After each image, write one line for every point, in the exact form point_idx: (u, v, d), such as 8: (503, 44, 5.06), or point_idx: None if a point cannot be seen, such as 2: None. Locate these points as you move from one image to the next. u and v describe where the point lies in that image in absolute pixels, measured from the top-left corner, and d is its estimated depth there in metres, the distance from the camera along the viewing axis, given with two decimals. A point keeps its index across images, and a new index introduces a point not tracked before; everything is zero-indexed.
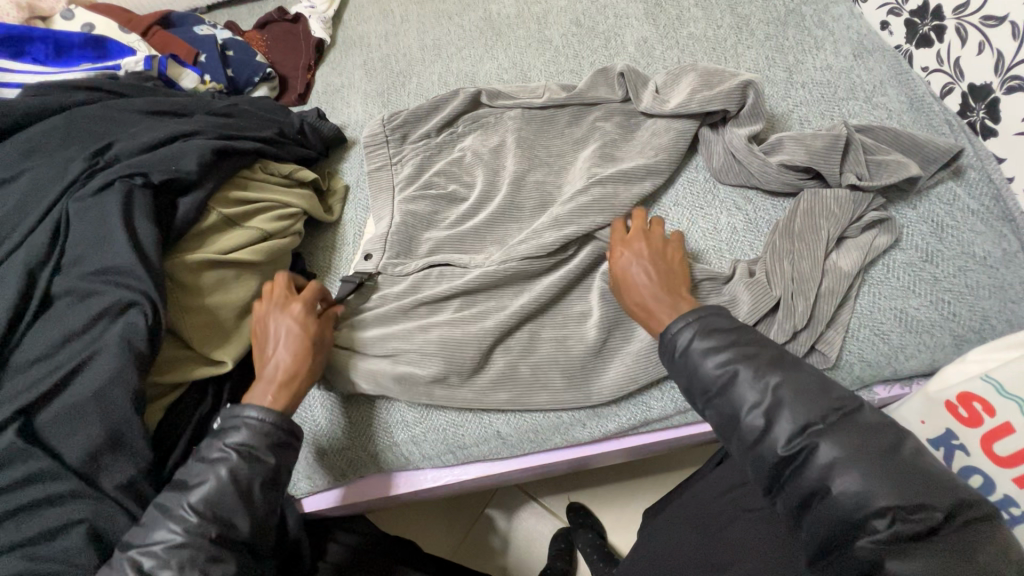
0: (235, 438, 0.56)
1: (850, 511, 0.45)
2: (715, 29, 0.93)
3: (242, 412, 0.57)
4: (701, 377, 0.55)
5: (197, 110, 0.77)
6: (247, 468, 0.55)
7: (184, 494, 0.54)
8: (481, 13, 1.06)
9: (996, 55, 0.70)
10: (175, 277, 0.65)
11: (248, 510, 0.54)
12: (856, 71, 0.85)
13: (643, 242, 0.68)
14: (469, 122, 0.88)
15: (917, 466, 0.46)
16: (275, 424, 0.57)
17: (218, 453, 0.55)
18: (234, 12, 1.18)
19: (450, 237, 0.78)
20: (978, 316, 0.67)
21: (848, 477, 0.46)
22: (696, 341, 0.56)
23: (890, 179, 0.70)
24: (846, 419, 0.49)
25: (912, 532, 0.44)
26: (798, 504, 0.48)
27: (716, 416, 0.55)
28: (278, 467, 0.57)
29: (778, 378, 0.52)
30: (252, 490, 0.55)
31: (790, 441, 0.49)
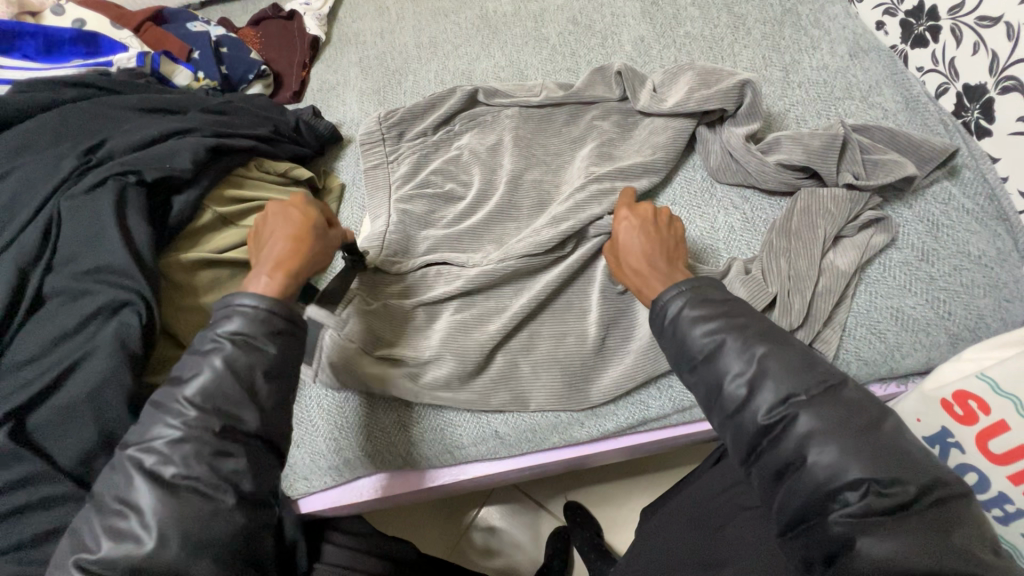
0: (230, 327, 0.51)
1: (824, 483, 0.45)
2: (712, 28, 0.93)
3: (235, 300, 0.52)
4: (688, 345, 0.55)
5: (190, 107, 0.76)
6: (245, 357, 0.49)
7: (180, 389, 0.48)
8: (477, 11, 1.06)
9: (991, 55, 0.70)
10: (170, 275, 0.65)
11: (254, 403, 0.49)
12: (852, 71, 0.85)
13: (647, 211, 0.68)
14: (466, 120, 0.88)
15: (894, 443, 0.45)
16: (271, 312, 0.52)
17: (212, 344, 0.50)
18: (227, 9, 1.17)
19: (448, 235, 0.77)
20: (973, 315, 0.67)
21: (825, 448, 0.45)
22: (686, 309, 0.56)
23: (886, 179, 0.70)
24: (830, 393, 0.48)
25: (884, 506, 0.43)
26: (772, 474, 0.48)
27: (698, 385, 0.54)
28: (280, 358, 0.51)
29: (764, 348, 0.51)
30: (254, 382, 0.49)
31: (771, 411, 0.49)
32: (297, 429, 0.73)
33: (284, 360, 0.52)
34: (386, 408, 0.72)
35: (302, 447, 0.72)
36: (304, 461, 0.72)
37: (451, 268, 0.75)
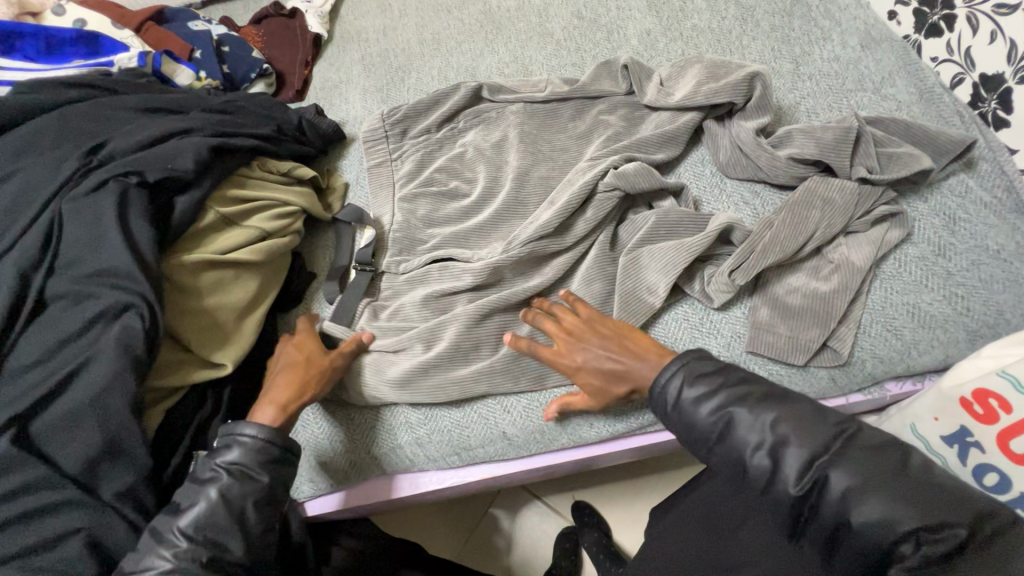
0: (229, 456, 0.56)
1: (877, 542, 0.44)
2: (719, 20, 0.91)
3: (237, 430, 0.57)
4: (697, 425, 0.54)
5: (192, 107, 0.75)
6: (239, 487, 0.54)
7: (175, 519, 0.53)
8: (480, 5, 1.04)
9: (1009, 45, 0.68)
10: (172, 278, 0.64)
11: (241, 531, 0.54)
12: (864, 62, 0.83)
13: (567, 332, 0.65)
14: (470, 118, 0.86)
15: (930, 481, 0.44)
16: (269, 441, 0.56)
17: (211, 473, 0.55)
18: (229, 8, 1.16)
19: (455, 234, 0.77)
20: (993, 310, 0.66)
21: (867, 506, 0.44)
22: (685, 389, 0.55)
23: (901, 173, 0.69)
24: (850, 442, 0.47)
25: (942, 552, 0.42)
26: (825, 539, 0.47)
27: (722, 463, 0.53)
28: (273, 485, 0.56)
29: (773, 413, 0.50)
30: (244, 511, 0.54)
31: (801, 477, 0.47)
32: (301, 431, 0.72)
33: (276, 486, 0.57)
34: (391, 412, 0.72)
35: (307, 448, 0.71)
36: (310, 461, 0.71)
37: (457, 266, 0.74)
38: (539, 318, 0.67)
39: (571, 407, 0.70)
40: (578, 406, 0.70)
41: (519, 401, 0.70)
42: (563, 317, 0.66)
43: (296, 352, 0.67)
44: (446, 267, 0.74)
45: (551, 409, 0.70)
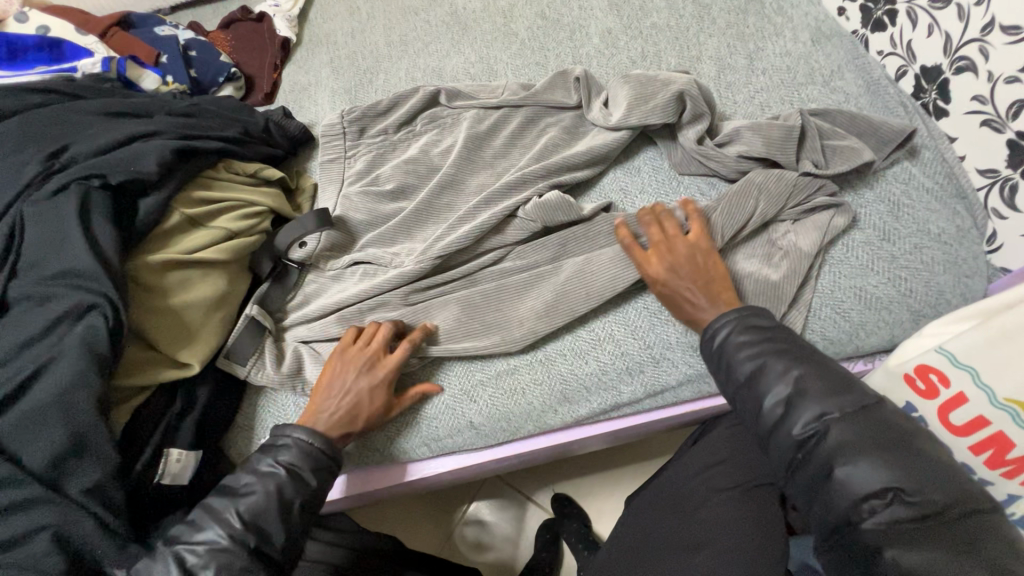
0: (285, 456, 0.60)
1: (852, 494, 0.49)
2: (677, 18, 0.94)
3: (295, 433, 0.61)
4: (731, 368, 0.59)
5: (157, 110, 0.76)
6: (292, 485, 0.59)
7: (233, 501, 0.58)
8: (446, 8, 1.06)
9: (944, 37, 0.72)
10: (137, 277, 0.65)
11: (284, 524, 0.58)
12: (815, 56, 0.86)
13: (660, 252, 0.67)
14: (426, 121, 0.88)
15: (928, 461, 0.49)
16: (322, 449, 0.62)
17: (269, 468, 0.60)
18: (197, 12, 1.17)
19: (404, 222, 0.79)
20: (935, 291, 0.69)
21: (854, 462, 0.49)
22: (734, 335, 0.60)
23: (843, 167, 0.72)
24: (864, 411, 0.52)
25: (909, 515, 0.47)
26: (809, 485, 0.52)
27: (740, 405, 0.59)
28: (318, 491, 0.61)
29: (800, 371, 0.55)
30: (292, 508, 0.59)
31: (806, 426, 0.53)
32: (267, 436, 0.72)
33: (320, 492, 0.61)
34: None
35: None
36: None
37: (378, 269, 0.76)
38: (650, 218, 0.70)
39: (535, 396, 0.72)
40: (542, 393, 0.72)
41: (485, 390, 0.72)
42: (666, 225, 0.69)
43: (370, 386, 0.66)
44: (400, 256, 0.76)
45: (515, 397, 0.72)
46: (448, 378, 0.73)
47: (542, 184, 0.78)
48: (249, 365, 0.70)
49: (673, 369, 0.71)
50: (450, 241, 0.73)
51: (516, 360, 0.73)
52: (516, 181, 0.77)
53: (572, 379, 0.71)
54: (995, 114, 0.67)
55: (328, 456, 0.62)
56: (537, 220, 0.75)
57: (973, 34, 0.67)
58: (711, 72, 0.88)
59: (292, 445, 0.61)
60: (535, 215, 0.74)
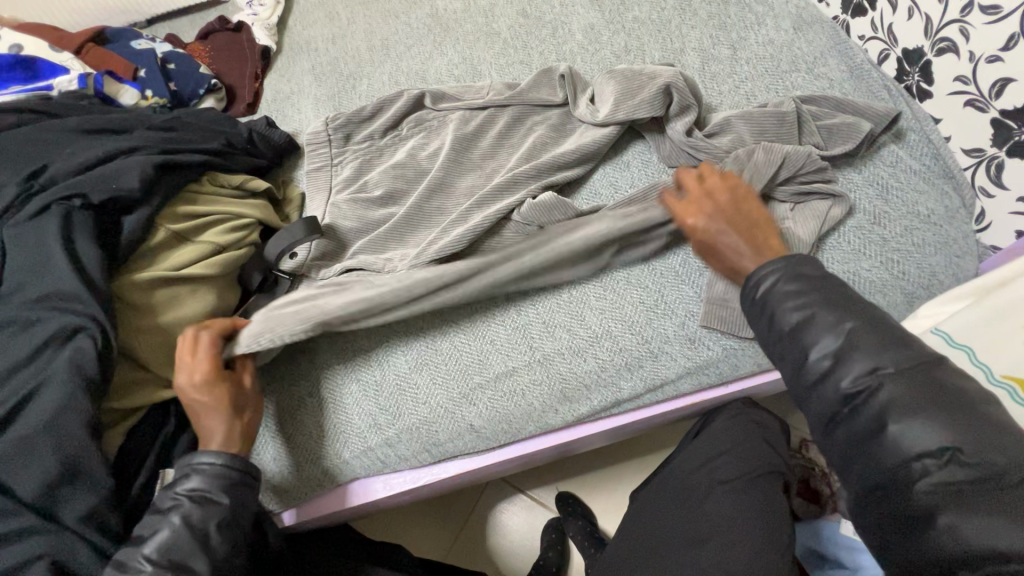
0: (189, 484, 0.57)
1: (901, 453, 0.45)
2: (659, 12, 0.94)
3: (196, 459, 0.58)
4: (775, 319, 0.54)
5: (136, 125, 0.74)
6: (201, 512, 0.56)
7: (140, 546, 0.54)
8: (427, 10, 1.05)
9: (925, 19, 0.72)
10: (124, 296, 0.64)
11: (207, 554, 0.55)
12: (797, 43, 0.86)
13: (702, 206, 0.65)
14: (412, 124, 0.87)
15: (994, 424, 0.44)
16: (228, 465, 0.58)
17: (172, 501, 0.56)
18: (175, 25, 1.15)
19: (394, 228, 0.78)
20: (928, 273, 0.69)
21: (908, 418, 0.45)
22: (780, 284, 0.54)
23: (845, 146, 0.73)
24: (921, 368, 0.47)
25: (968, 477, 0.43)
26: (852, 443, 0.48)
27: (783, 359, 0.54)
28: (234, 507, 0.58)
29: (852, 323, 0.50)
30: (208, 534, 0.55)
31: (856, 380, 0.48)
32: (260, 455, 0.72)
33: (242, 508, 0.58)
34: (356, 415, 0.73)
35: (267, 474, 0.72)
36: (273, 485, 0.72)
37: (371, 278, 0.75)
38: (690, 172, 0.68)
39: (535, 395, 0.71)
40: (541, 393, 0.71)
41: (484, 392, 0.72)
42: (709, 180, 0.66)
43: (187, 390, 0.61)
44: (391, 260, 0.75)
45: (515, 398, 0.71)
46: (445, 381, 0.72)
47: (534, 184, 0.77)
48: None
49: (671, 363, 0.71)
50: (443, 245, 0.73)
51: (515, 359, 0.73)
52: (507, 182, 0.77)
53: (571, 378, 0.71)
54: (978, 94, 0.68)
55: (240, 468, 0.59)
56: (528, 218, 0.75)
57: (952, 15, 0.68)
58: (696, 63, 0.88)
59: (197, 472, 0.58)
60: (533, 216, 0.75)
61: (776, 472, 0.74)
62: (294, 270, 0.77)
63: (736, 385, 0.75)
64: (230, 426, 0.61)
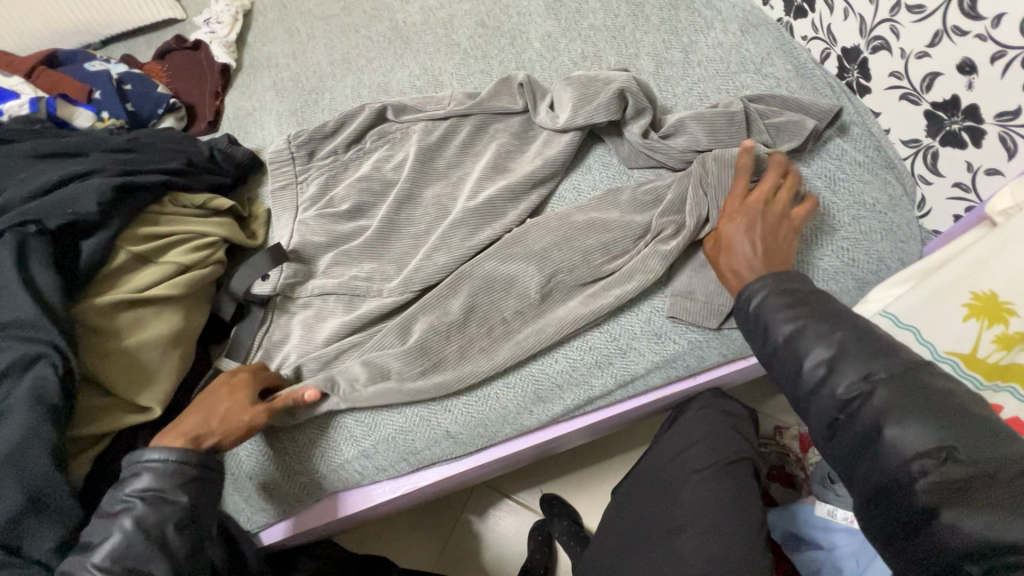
0: (139, 485, 0.55)
1: (899, 454, 0.44)
2: (614, 18, 0.97)
3: (144, 457, 0.56)
4: (769, 331, 0.55)
5: (92, 147, 0.73)
6: (154, 514, 0.54)
7: (88, 556, 0.53)
8: (387, 23, 1.06)
9: (859, 19, 0.76)
10: (85, 321, 0.63)
11: (165, 555, 0.54)
12: (745, 45, 0.90)
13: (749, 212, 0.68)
14: (376, 137, 0.88)
15: (989, 423, 0.43)
16: (182, 465, 0.57)
17: (121, 504, 0.55)
18: (132, 45, 1.14)
19: (368, 243, 0.79)
20: (876, 259, 0.73)
21: (904, 421, 0.45)
22: (770, 298, 0.56)
23: (793, 142, 0.76)
24: (912, 372, 0.47)
25: (965, 475, 0.42)
26: (853, 447, 0.48)
27: (781, 371, 0.54)
28: (193, 508, 0.56)
29: (844, 332, 0.50)
30: (166, 533, 0.54)
31: (851, 386, 0.48)
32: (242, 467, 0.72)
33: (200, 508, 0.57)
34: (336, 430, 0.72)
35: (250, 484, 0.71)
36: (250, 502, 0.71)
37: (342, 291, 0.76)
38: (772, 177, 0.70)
39: (509, 397, 0.73)
40: (515, 395, 0.73)
41: (459, 398, 0.73)
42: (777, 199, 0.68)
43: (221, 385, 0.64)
44: (373, 284, 0.77)
45: (490, 402, 0.73)
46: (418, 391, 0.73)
47: (498, 192, 0.79)
48: None
49: (640, 358, 0.73)
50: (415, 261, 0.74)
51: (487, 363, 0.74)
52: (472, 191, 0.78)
53: (543, 379, 0.73)
54: (910, 88, 0.72)
55: (196, 467, 0.57)
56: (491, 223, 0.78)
57: (883, 15, 0.72)
58: (650, 68, 0.91)
59: (147, 470, 0.56)
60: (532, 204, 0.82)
61: (747, 458, 0.76)
62: (267, 292, 0.77)
63: (704, 376, 0.77)
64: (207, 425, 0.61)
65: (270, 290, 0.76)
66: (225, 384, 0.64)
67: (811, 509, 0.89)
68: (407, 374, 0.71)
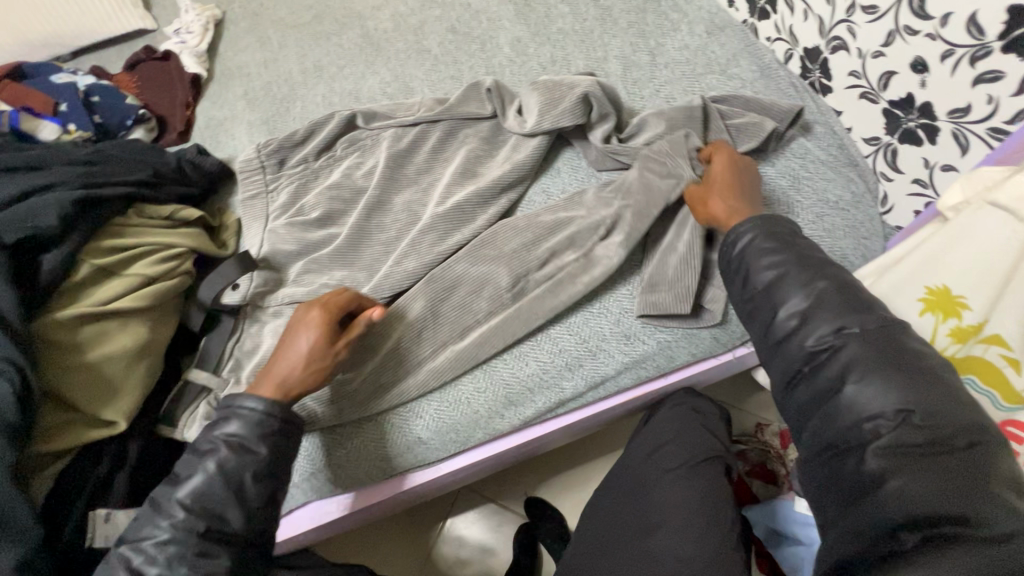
0: (229, 428, 0.58)
1: (858, 412, 0.46)
2: (582, 22, 0.97)
3: (237, 402, 0.59)
4: (750, 277, 0.57)
5: (56, 160, 0.73)
6: (236, 461, 0.56)
7: (174, 491, 0.56)
8: (359, 30, 1.07)
9: (818, 20, 0.78)
10: (46, 335, 0.62)
11: (240, 504, 0.55)
12: (711, 47, 0.91)
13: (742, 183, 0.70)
14: (346, 145, 0.88)
15: (951, 393, 0.45)
16: (268, 412, 0.59)
17: (208, 447, 0.57)
18: (103, 56, 1.13)
19: (338, 250, 0.79)
20: (839, 255, 0.74)
21: (865, 380, 0.47)
22: (756, 242, 0.58)
23: (754, 141, 0.77)
24: (884, 332, 0.49)
25: (917, 440, 0.44)
26: (811, 401, 0.50)
27: (755, 316, 0.56)
28: (273, 459, 0.58)
29: (824, 285, 0.52)
30: (243, 485, 0.56)
31: (821, 338, 0.50)
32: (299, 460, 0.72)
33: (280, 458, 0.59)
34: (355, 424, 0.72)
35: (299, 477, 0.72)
36: None
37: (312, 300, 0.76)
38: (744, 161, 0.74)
39: (480, 402, 0.73)
40: (486, 400, 0.73)
41: (429, 404, 0.73)
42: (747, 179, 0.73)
43: (299, 321, 0.65)
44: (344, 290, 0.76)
45: (461, 407, 0.73)
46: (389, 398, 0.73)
47: (467, 196, 0.79)
48: (181, 424, 0.69)
49: (611, 359, 0.73)
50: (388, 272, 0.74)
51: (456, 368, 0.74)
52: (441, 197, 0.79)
53: (517, 381, 0.73)
54: (868, 87, 0.73)
55: (280, 417, 0.59)
56: (461, 228, 0.78)
57: (840, 16, 0.73)
58: (618, 71, 0.92)
59: (244, 413, 0.59)
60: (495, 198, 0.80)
61: (720, 457, 0.77)
62: (237, 302, 0.76)
63: (676, 374, 0.78)
64: (299, 367, 0.62)
65: (239, 300, 0.76)
66: (302, 323, 0.64)
67: (790, 504, 0.89)
68: (378, 381, 0.71)
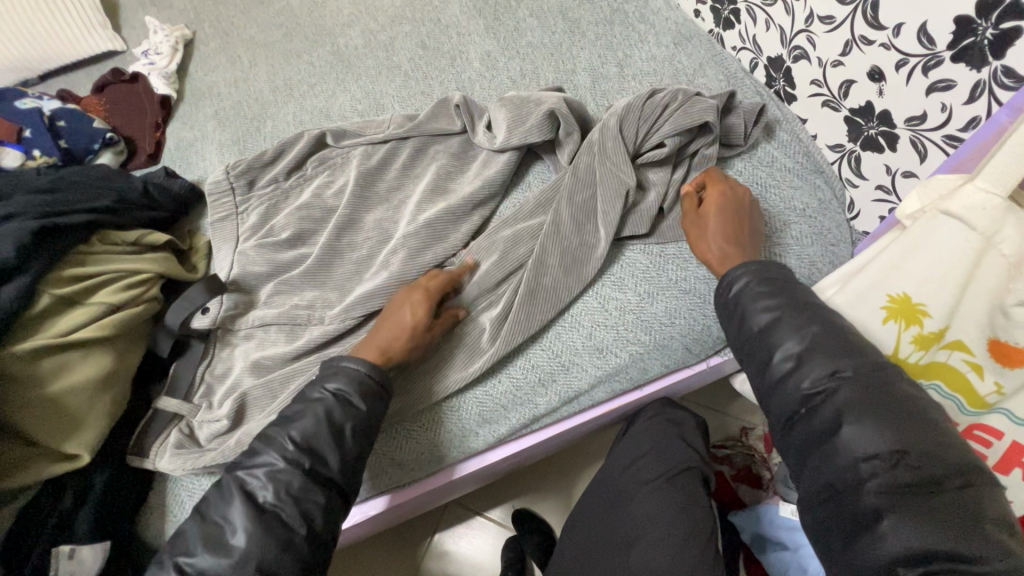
0: (334, 384, 0.61)
1: (852, 455, 0.47)
2: (551, 35, 0.98)
3: (343, 362, 0.62)
4: (747, 321, 0.57)
5: (15, 189, 0.72)
6: (342, 411, 0.59)
7: (285, 428, 0.59)
8: (329, 47, 1.07)
9: (779, 30, 0.79)
10: (4, 368, 0.61)
11: (337, 449, 0.58)
12: (678, 57, 0.92)
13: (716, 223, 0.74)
14: (317, 164, 0.88)
15: (942, 433, 0.46)
16: (369, 373, 0.62)
17: (319, 394, 0.60)
18: (71, 78, 1.12)
19: (309, 271, 0.78)
20: (807, 263, 0.74)
21: (859, 423, 0.47)
22: (753, 285, 0.58)
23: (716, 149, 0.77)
24: (872, 375, 0.50)
25: (911, 481, 0.45)
26: (808, 442, 0.50)
27: (751, 356, 0.57)
28: (371, 417, 0.61)
29: (817, 329, 0.53)
30: (344, 430, 0.59)
31: (817, 381, 0.51)
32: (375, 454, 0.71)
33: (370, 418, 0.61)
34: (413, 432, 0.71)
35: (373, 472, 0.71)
36: None
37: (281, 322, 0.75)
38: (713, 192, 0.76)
39: (455, 421, 0.72)
40: (458, 419, 0.72)
41: (400, 427, 0.71)
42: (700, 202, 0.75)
43: (404, 298, 0.69)
44: (314, 311, 0.75)
45: (432, 427, 0.72)
46: None
47: (438, 212, 0.78)
48: (151, 454, 0.68)
49: (583, 373, 0.73)
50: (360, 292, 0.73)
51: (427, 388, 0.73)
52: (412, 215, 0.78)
53: (490, 400, 0.72)
54: (830, 95, 0.74)
55: (379, 381, 0.62)
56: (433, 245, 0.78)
57: (800, 25, 0.74)
58: (586, 83, 0.92)
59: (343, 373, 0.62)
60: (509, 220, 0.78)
61: (695, 467, 0.76)
62: (207, 326, 0.75)
63: (651, 386, 0.78)
64: (397, 341, 0.66)
65: (209, 325, 0.75)
66: (408, 300, 0.68)
67: (775, 509, 0.89)
68: None
